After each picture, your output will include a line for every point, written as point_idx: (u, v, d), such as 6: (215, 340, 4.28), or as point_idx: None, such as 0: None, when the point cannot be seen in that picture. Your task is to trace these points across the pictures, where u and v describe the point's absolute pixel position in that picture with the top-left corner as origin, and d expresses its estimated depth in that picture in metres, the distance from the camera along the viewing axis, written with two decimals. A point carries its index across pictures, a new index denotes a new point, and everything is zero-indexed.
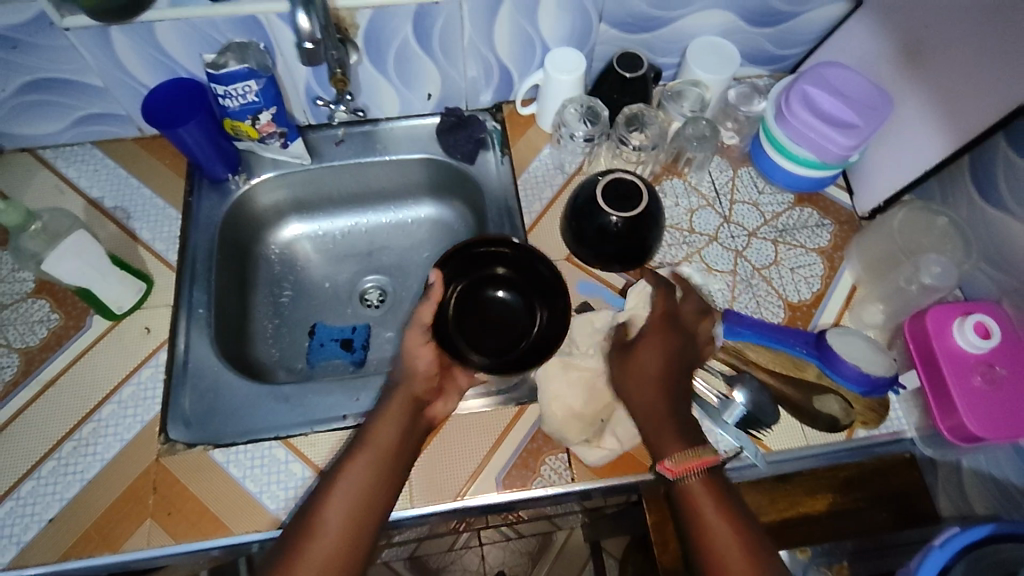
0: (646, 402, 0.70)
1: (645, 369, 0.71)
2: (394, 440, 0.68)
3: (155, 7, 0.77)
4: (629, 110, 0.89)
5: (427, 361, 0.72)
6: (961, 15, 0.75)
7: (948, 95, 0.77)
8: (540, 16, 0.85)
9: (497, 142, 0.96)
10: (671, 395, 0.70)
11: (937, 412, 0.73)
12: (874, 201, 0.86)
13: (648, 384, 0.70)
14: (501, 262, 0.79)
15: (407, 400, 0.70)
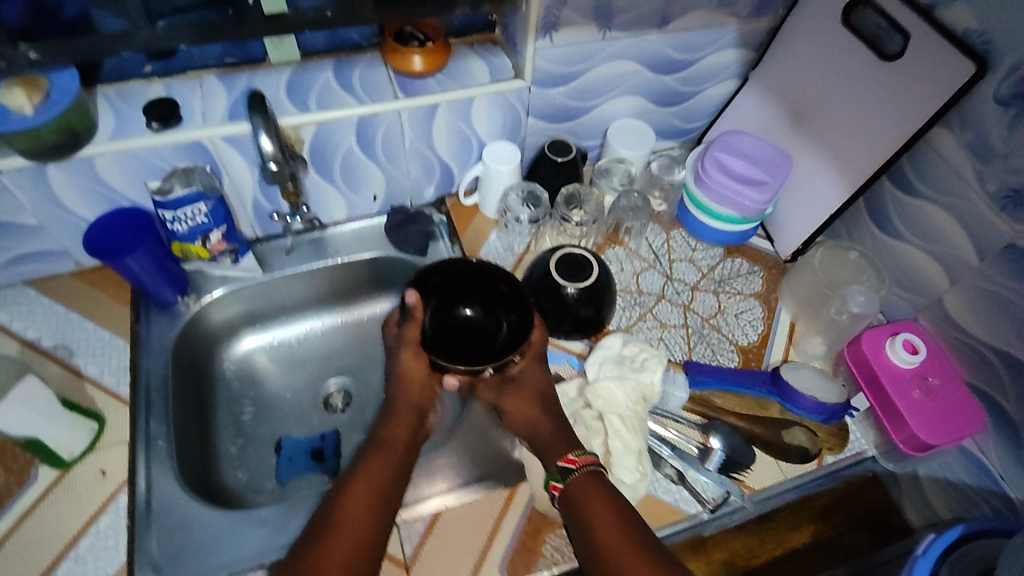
0: (540, 424, 0.71)
1: (518, 393, 0.72)
2: (406, 439, 0.71)
3: (96, 142, 0.77)
4: (566, 190, 0.96)
5: (418, 374, 0.73)
6: (832, 84, 0.88)
7: (835, 149, 0.88)
8: (474, 116, 0.91)
9: (446, 233, 1.01)
10: (547, 410, 0.72)
11: (890, 427, 0.80)
12: (793, 245, 0.96)
13: (524, 404, 0.72)
14: (469, 279, 0.77)
15: (410, 407, 0.73)
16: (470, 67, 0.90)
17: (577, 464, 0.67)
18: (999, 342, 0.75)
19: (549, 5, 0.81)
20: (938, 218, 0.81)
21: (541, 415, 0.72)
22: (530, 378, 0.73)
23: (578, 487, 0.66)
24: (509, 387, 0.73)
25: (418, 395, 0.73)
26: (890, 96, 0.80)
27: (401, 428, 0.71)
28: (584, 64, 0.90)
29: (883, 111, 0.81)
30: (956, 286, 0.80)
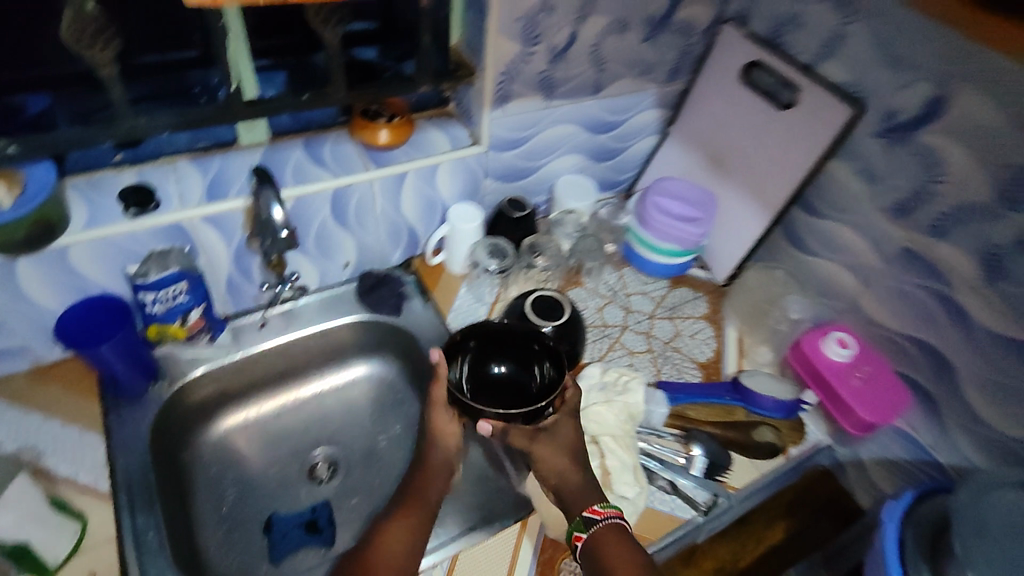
0: (567, 471, 0.74)
1: (549, 443, 0.75)
2: (435, 495, 0.77)
3: (70, 232, 0.77)
4: (529, 240, 1.06)
5: (454, 435, 0.79)
6: (740, 131, 1.04)
7: (750, 185, 1.04)
8: (437, 181, 0.99)
9: (416, 290, 1.06)
10: (577, 461, 0.75)
11: (839, 415, 0.92)
12: (728, 269, 1.09)
13: (555, 455, 0.74)
14: (498, 340, 0.87)
15: (443, 461, 0.80)
16: (430, 138, 0.98)
17: (601, 515, 0.70)
18: (909, 330, 0.89)
19: (501, 80, 0.92)
20: (840, 233, 0.97)
21: (571, 466, 0.74)
22: (563, 429, 0.76)
23: (603, 538, 0.69)
24: (543, 439, 0.75)
25: (450, 455, 0.80)
26: (789, 137, 0.96)
27: (431, 479, 0.78)
28: (533, 129, 1.02)
29: (785, 150, 0.97)
30: (865, 287, 0.94)
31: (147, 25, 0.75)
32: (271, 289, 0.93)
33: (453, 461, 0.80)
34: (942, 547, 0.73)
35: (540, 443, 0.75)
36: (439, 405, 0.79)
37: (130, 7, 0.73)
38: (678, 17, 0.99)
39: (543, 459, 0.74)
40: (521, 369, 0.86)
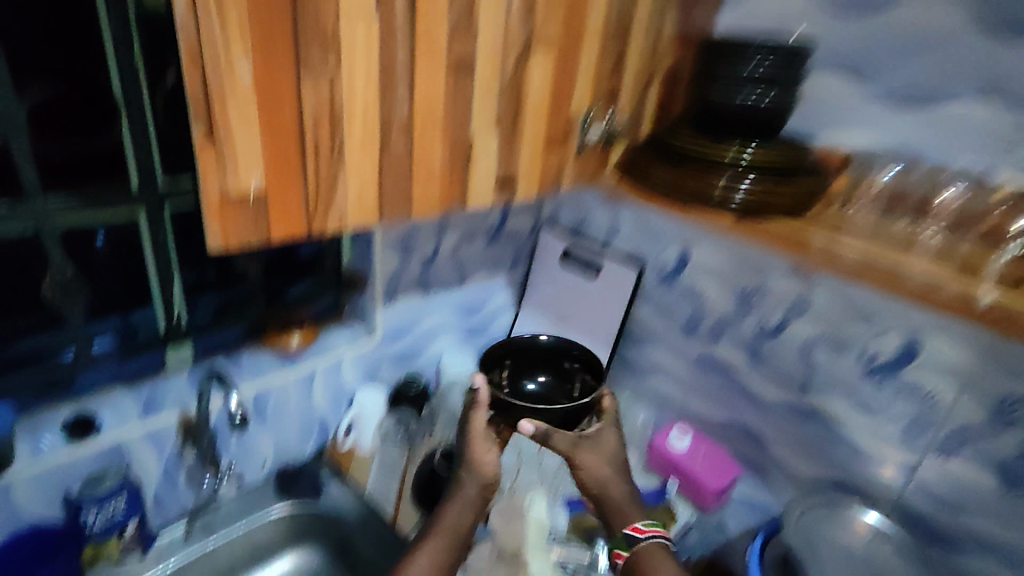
0: (606, 478, 0.92)
1: (592, 452, 0.93)
2: (459, 524, 0.89)
3: (14, 466, 0.84)
4: (428, 408, 1.24)
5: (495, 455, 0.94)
6: (566, 294, 1.36)
7: (587, 332, 1.34)
8: (343, 372, 1.18)
9: (331, 475, 1.15)
10: (616, 471, 0.93)
11: (697, 493, 1.16)
12: None
13: (600, 464, 0.92)
14: (539, 356, 1.13)
15: (477, 486, 0.92)
16: (333, 339, 1.18)
17: (644, 533, 0.85)
18: (724, 413, 1.21)
19: (389, 283, 1.19)
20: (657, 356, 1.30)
21: (610, 475, 0.92)
22: (606, 438, 0.94)
23: (643, 554, 0.83)
24: (589, 446, 0.93)
25: (485, 475, 0.93)
26: (601, 292, 1.31)
27: (461, 501, 0.92)
28: (412, 320, 1.27)
29: (603, 302, 1.31)
30: (686, 391, 1.27)
31: (115, 284, 0.93)
32: (207, 486, 1.01)
33: (489, 484, 0.93)
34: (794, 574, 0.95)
35: (583, 449, 0.93)
36: (479, 436, 0.94)
37: (105, 276, 0.92)
38: (507, 227, 1.35)
39: (591, 467, 0.92)
40: (558, 380, 1.12)
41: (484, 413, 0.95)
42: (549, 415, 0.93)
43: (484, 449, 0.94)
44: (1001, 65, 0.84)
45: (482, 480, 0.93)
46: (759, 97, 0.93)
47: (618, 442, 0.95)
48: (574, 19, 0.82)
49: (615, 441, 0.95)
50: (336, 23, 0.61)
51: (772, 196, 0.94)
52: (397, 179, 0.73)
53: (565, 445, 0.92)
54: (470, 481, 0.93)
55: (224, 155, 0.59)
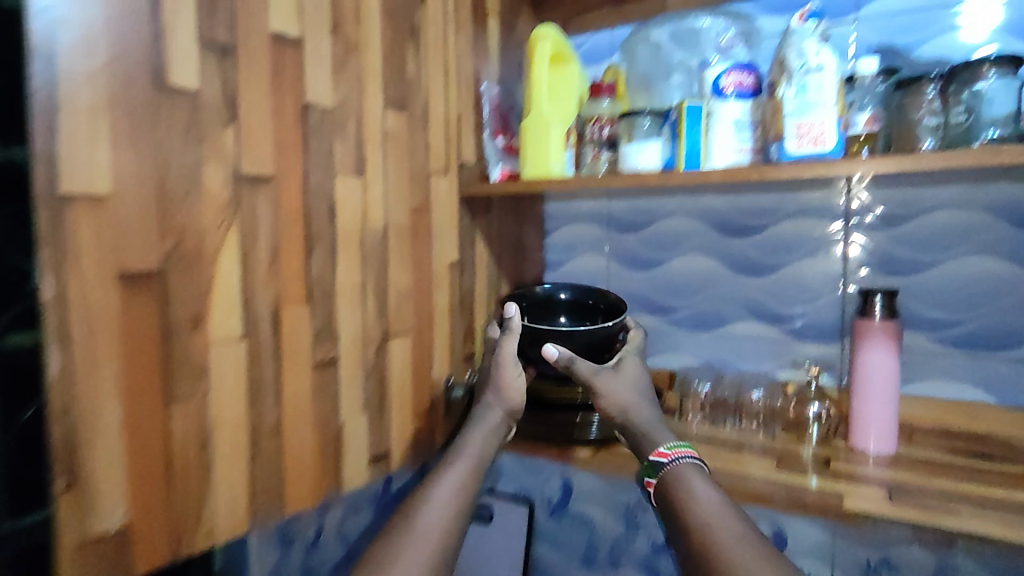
0: (629, 403, 0.92)
1: (613, 379, 0.93)
2: (475, 452, 0.88)
3: None
4: None
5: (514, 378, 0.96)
6: None
7: None
8: None
9: None
10: (637, 396, 0.93)
11: None
12: None
13: (622, 391, 0.93)
14: (557, 300, 1.16)
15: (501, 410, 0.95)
16: None
17: (671, 457, 0.82)
18: None
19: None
20: None
21: (634, 400, 0.92)
22: (627, 368, 0.95)
23: (671, 474, 0.80)
24: (612, 374, 0.94)
25: (510, 402, 0.96)
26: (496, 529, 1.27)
27: (486, 423, 0.93)
28: None
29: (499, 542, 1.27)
30: None
31: None
32: None
33: (512, 410, 0.95)
34: None
35: (603, 378, 0.93)
36: (508, 359, 0.95)
37: None
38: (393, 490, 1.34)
39: (610, 396, 0.92)
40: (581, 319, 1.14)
41: (513, 342, 0.96)
42: (574, 340, 0.97)
43: (508, 363, 0.96)
44: (755, 295, 1.12)
45: (507, 403, 0.95)
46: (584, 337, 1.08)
47: (640, 369, 0.97)
48: (423, 307, 0.98)
49: (635, 372, 0.96)
50: (206, 358, 0.69)
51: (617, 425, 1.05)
52: (268, 481, 0.76)
53: (586, 373, 0.92)
54: (493, 405, 0.95)
55: (89, 498, 0.59)
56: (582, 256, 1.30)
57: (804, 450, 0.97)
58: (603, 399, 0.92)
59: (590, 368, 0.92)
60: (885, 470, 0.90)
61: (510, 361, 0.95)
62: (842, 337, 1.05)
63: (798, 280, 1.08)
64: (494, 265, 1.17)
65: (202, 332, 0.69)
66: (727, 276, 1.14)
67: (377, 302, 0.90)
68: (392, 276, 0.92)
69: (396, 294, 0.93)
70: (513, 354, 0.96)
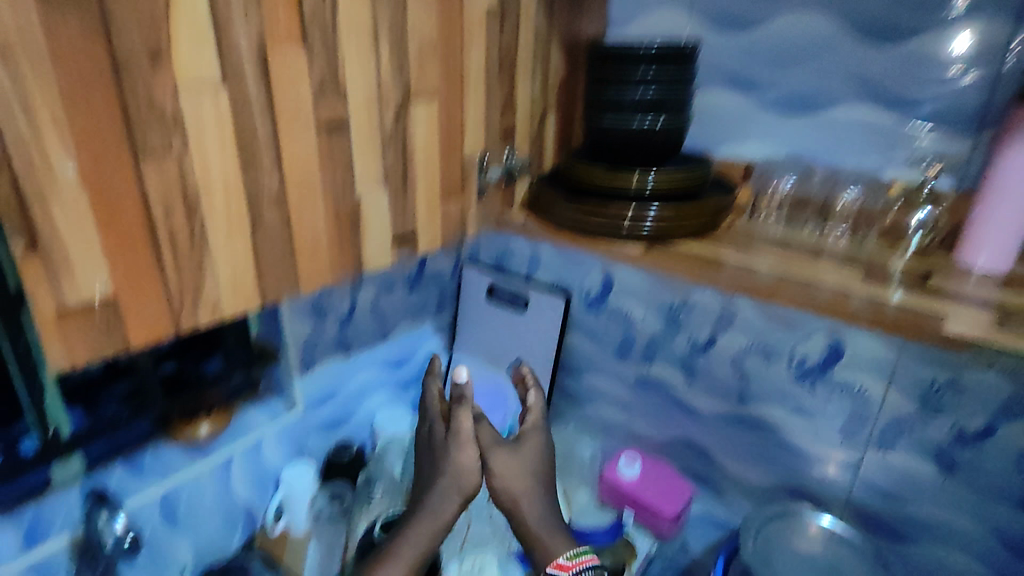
0: (524, 492, 0.90)
1: (509, 454, 0.92)
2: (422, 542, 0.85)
3: None
4: (363, 476, 1.19)
5: (467, 455, 0.91)
6: (492, 326, 1.36)
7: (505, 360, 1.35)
8: (263, 453, 1.10)
9: (263, 567, 1.07)
10: (529, 481, 0.91)
11: (654, 519, 1.13)
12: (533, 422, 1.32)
13: (514, 476, 0.91)
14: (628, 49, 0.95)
15: (456, 488, 0.88)
16: (250, 418, 1.11)
17: (569, 568, 0.82)
18: (666, 431, 1.22)
19: (305, 347, 1.13)
20: (590, 353, 1.28)
21: (524, 487, 0.90)
22: (528, 444, 0.95)
23: None
24: (508, 451, 0.92)
25: (465, 484, 0.89)
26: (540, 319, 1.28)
27: (416, 531, 0.86)
28: (337, 383, 1.22)
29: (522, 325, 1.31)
30: (630, 414, 1.26)
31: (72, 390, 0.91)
32: None
33: (469, 490, 0.89)
34: None
35: (502, 454, 0.92)
36: (465, 437, 0.92)
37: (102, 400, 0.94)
38: (428, 270, 1.36)
39: (503, 474, 0.90)
40: None
41: (468, 422, 0.94)
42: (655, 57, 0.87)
43: (466, 441, 0.92)
44: (872, 68, 0.89)
45: (463, 484, 0.89)
46: (650, 91, 0.89)
47: (541, 447, 0.96)
48: (452, 62, 0.80)
49: (537, 450, 0.95)
50: (179, 107, 0.58)
51: (679, 221, 0.90)
52: (276, 253, 0.70)
53: (487, 445, 0.92)
54: (449, 487, 0.89)
55: (66, 263, 0.54)
56: (659, 11, 1.03)
57: (893, 259, 0.87)
58: (496, 477, 0.90)
59: (492, 439, 0.93)
60: (989, 290, 0.78)
61: (472, 444, 0.92)
62: (980, 127, 0.85)
63: (938, 53, 0.84)
64: (545, 15, 0.93)
65: (165, 68, 0.56)
66: (845, 41, 0.90)
67: (395, 49, 0.73)
68: (412, 17, 0.73)
69: (417, 39, 0.75)
70: (468, 437, 0.92)
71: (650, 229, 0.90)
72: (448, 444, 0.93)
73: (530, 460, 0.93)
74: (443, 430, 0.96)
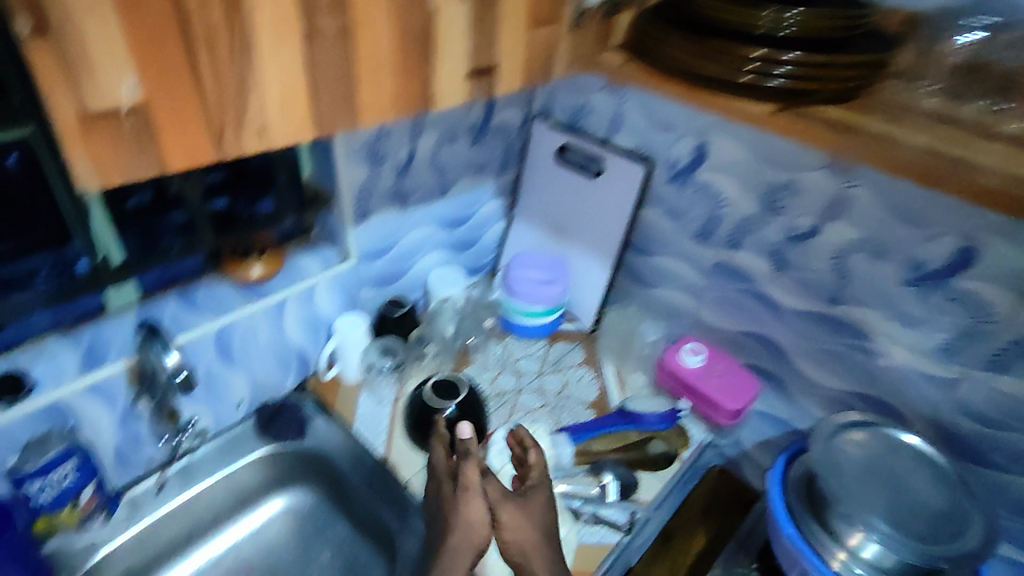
0: (536, 545, 0.82)
1: (519, 510, 0.84)
2: None
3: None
4: (416, 332, 1.18)
5: (479, 512, 0.82)
6: (560, 192, 1.24)
7: (567, 229, 1.26)
8: (317, 300, 1.07)
9: (316, 409, 1.08)
10: (541, 538, 0.82)
11: (711, 411, 1.07)
12: (593, 299, 1.25)
13: (523, 528, 0.82)
14: None
15: (471, 547, 0.80)
16: (304, 265, 1.06)
17: None
18: (739, 324, 1.12)
19: (359, 197, 1.05)
20: (666, 231, 1.16)
21: (535, 541, 0.82)
22: (536, 500, 0.86)
23: None
24: (518, 506, 0.84)
25: (476, 539, 0.81)
26: (612, 187, 1.16)
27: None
28: (393, 237, 1.15)
29: (593, 193, 1.19)
30: (700, 301, 1.16)
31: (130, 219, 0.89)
32: (169, 441, 0.97)
33: (481, 546, 0.81)
34: (820, 499, 0.90)
35: (509, 508, 0.84)
36: (473, 490, 0.83)
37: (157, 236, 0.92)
38: (494, 121, 1.19)
39: (514, 531, 0.82)
40: None
41: (477, 472, 0.85)
42: None
43: (476, 496, 0.83)
44: None
45: (474, 541, 0.81)
46: None
47: (549, 501, 0.87)
48: None
49: (546, 504, 0.86)
50: None
51: (819, 78, 0.73)
52: (330, 73, 0.58)
53: (497, 505, 0.84)
54: (460, 543, 0.80)
55: (85, 53, 0.44)
56: None
57: None
58: (506, 532, 0.82)
59: (497, 494, 0.85)
60: None
61: (481, 497, 0.83)
62: None
63: None
64: None
65: None
66: None
67: None
68: None
69: None
70: (477, 489, 0.83)
71: (780, 85, 0.74)
72: (456, 497, 0.84)
73: (542, 516, 0.85)
74: (451, 480, 0.87)
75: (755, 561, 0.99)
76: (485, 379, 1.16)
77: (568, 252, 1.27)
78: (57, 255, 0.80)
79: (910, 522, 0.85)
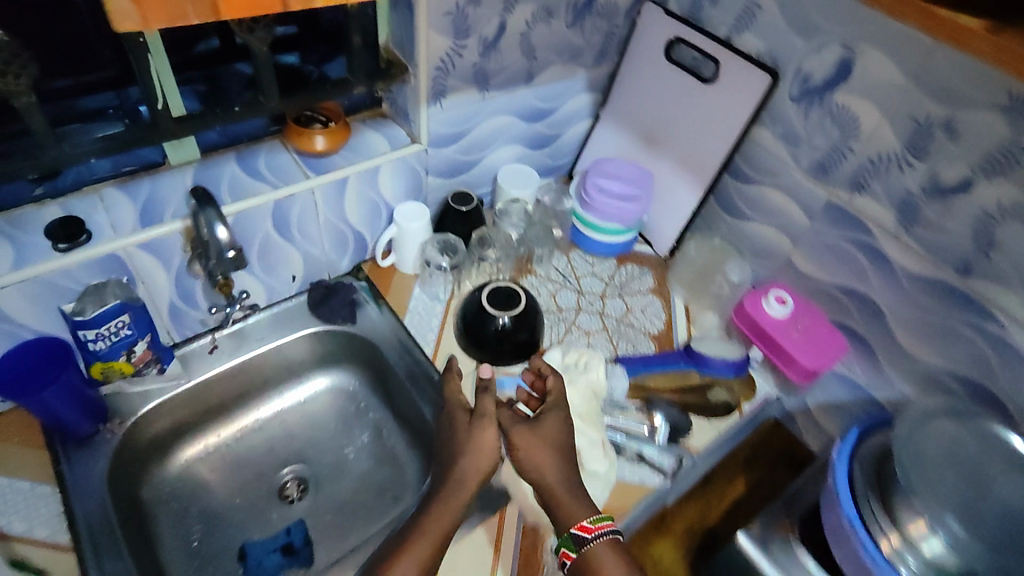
0: (549, 457, 0.78)
1: (531, 432, 0.79)
2: (447, 526, 0.74)
3: (47, 259, 0.75)
4: (477, 234, 1.08)
5: (489, 435, 0.80)
6: (661, 96, 1.09)
7: (661, 140, 1.11)
8: (379, 180, 0.98)
9: (370, 296, 1.05)
10: (556, 454, 0.78)
11: (783, 365, 1.00)
12: (676, 224, 1.13)
13: (536, 444, 0.78)
14: None
15: (480, 465, 0.79)
16: (369, 140, 0.99)
17: (591, 532, 0.72)
18: (837, 280, 0.99)
19: (436, 76, 0.93)
20: (776, 159, 1.00)
21: (552, 459, 0.78)
22: (549, 420, 0.81)
23: (594, 555, 0.71)
24: (528, 427, 0.79)
25: (487, 460, 0.79)
26: (725, 97, 1.00)
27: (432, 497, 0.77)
28: (468, 124, 1.03)
29: (700, 101, 1.03)
30: (797, 244, 1.03)
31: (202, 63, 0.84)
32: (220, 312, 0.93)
33: (488, 469, 0.79)
34: (889, 478, 0.79)
35: (523, 427, 0.80)
36: (487, 417, 0.82)
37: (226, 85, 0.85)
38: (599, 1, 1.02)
39: (524, 451, 0.78)
40: None
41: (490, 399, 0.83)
42: None
43: (489, 423, 0.81)
44: None
45: (484, 463, 0.79)
46: None
47: (563, 423, 0.81)
48: None
49: (564, 424, 0.81)
50: None
51: None
52: None
53: (509, 423, 0.81)
54: (467, 465, 0.79)
55: None
56: None
57: None
58: (519, 451, 0.78)
59: (512, 417, 0.81)
60: None
61: (493, 425, 0.81)
62: None
63: None
64: None
65: None
66: None
67: None
68: None
69: None
70: (489, 415, 0.82)
71: None
72: (467, 427, 0.82)
73: (556, 435, 0.80)
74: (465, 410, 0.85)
75: (797, 526, 0.85)
76: (544, 290, 1.10)
77: (656, 167, 1.14)
78: (119, 96, 0.80)
79: (981, 523, 0.76)
